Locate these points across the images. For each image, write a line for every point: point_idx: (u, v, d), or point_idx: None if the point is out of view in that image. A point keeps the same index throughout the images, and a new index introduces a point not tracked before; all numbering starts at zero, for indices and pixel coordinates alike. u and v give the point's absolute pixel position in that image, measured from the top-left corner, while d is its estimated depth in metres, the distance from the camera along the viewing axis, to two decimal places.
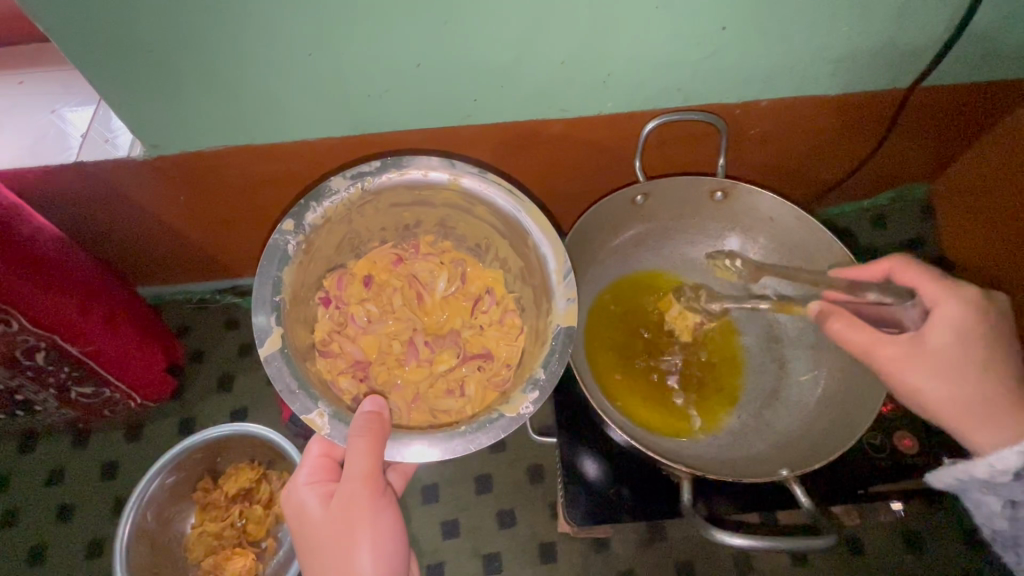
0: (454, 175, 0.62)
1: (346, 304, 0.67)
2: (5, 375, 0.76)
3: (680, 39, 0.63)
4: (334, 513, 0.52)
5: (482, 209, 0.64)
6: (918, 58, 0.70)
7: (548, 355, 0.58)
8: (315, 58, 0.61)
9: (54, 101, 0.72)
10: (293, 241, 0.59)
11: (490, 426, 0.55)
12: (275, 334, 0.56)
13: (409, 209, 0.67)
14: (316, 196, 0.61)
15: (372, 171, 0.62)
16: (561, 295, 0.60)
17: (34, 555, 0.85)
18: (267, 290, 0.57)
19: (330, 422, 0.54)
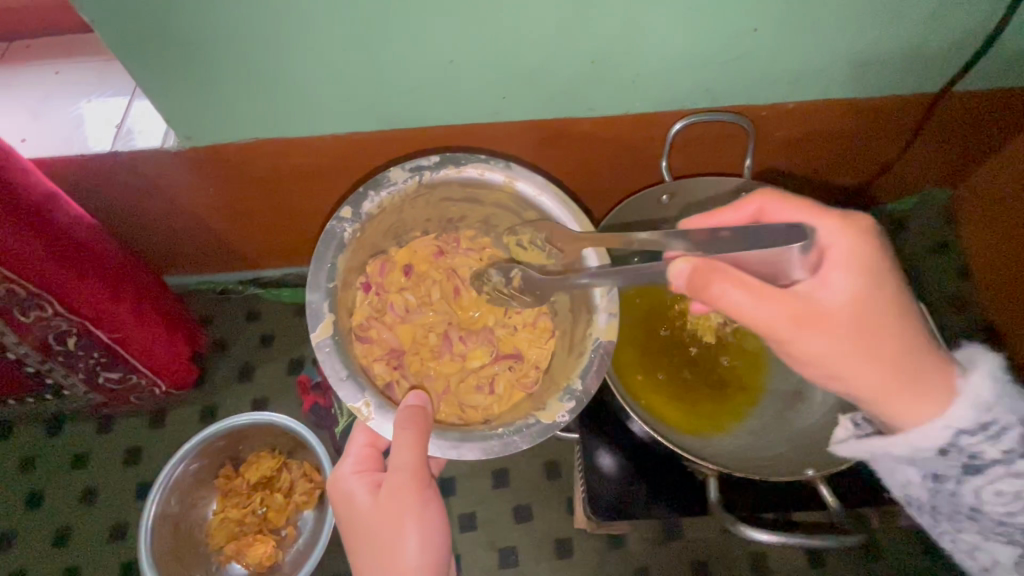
0: (510, 177, 0.61)
1: (385, 293, 0.65)
2: (35, 359, 0.78)
3: (711, 40, 0.63)
4: (382, 503, 0.53)
5: (531, 213, 0.63)
6: (948, 62, 0.70)
7: (585, 367, 0.59)
8: (350, 53, 0.62)
9: (90, 91, 0.74)
10: (350, 229, 0.58)
11: (527, 431, 0.56)
12: (327, 320, 0.56)
13: (457, 205, 0.66)
14: (376, 184, 0.60)
15: (430, 165, 0.61)
16: (603, 308, 0.60)
17: (59, 536, 0.87)
18: (322, 276, 0.57)
19: (376, 412, 0.54)
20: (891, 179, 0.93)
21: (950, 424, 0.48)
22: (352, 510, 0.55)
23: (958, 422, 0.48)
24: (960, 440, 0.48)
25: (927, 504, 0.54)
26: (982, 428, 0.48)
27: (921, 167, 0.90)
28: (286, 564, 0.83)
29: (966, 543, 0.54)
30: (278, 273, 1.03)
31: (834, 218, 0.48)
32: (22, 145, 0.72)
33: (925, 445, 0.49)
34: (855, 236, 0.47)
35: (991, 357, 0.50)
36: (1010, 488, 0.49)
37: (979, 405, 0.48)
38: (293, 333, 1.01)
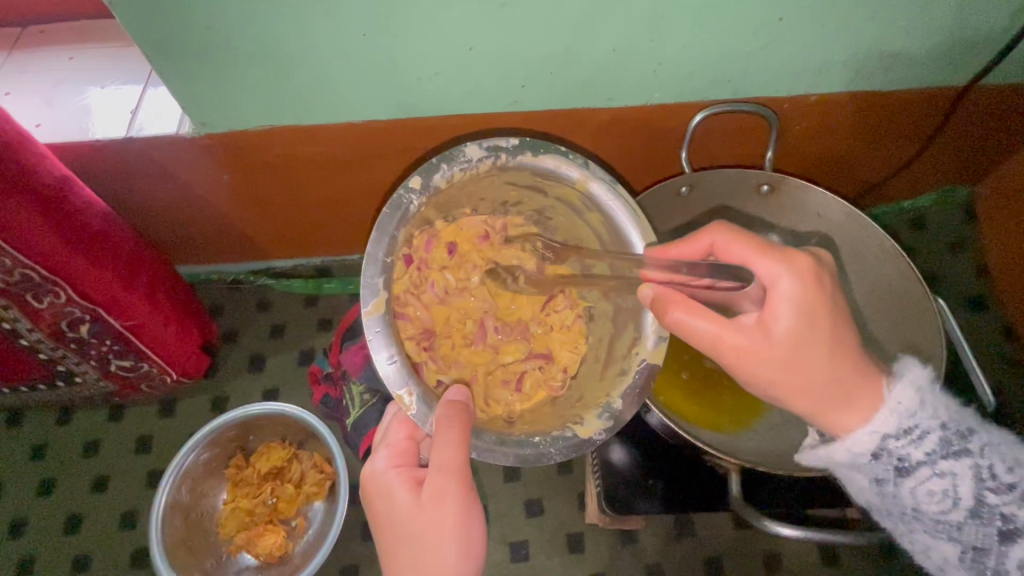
0: (586, 176, 0.55)
1: (428, 269, 0.58)
2: (47, 346, 0.78)
3: (735, 30, 0.62)
4: (422, 503, 0.50)
5: (596, 217, 0.58)
6: (974, 55, 0.69)
7: (626, 389, 0.57)
8: (369, 38, 0.61)
9: (104, 77, 0.73)
10: (417, 201, 0.53)
11: (562, 445, 0.55)
12: (380, 296, 0.51)
13: (518, 191, 0.60)
14: (449, 157, 0.54)
15: (509, 147, 0.55)
16: (653, 329, 0.57)
17: (70, 524, 0.87)
18: (380, 247, 0.52)
19: (417, 402, 0.52)
20: (910, 175, 0.91)
21: (877, 431, 0.50)
22: (388, 508, 0.52)
23: (882, 427, 0.50)
24: (888, 443, 0.51)
25: (879, 508, 0.55)
26: (906, 432, 0.50)
27: (942, 164, 0.89)
28: (296, 555, 0.82)
29: (921, 544, 0.54)
30: (289, 263, 1.03)
31: (776, 255, 0.49)
32: (37, 130, 0.72)
33: (855, 450, 0.51)
34: (800, 273, 0.48)
35: (920, 370, 0.52)
36: (939, 487, 0.50)
37: (900, 414, 0.50)
38: (303, 324, 1.01)
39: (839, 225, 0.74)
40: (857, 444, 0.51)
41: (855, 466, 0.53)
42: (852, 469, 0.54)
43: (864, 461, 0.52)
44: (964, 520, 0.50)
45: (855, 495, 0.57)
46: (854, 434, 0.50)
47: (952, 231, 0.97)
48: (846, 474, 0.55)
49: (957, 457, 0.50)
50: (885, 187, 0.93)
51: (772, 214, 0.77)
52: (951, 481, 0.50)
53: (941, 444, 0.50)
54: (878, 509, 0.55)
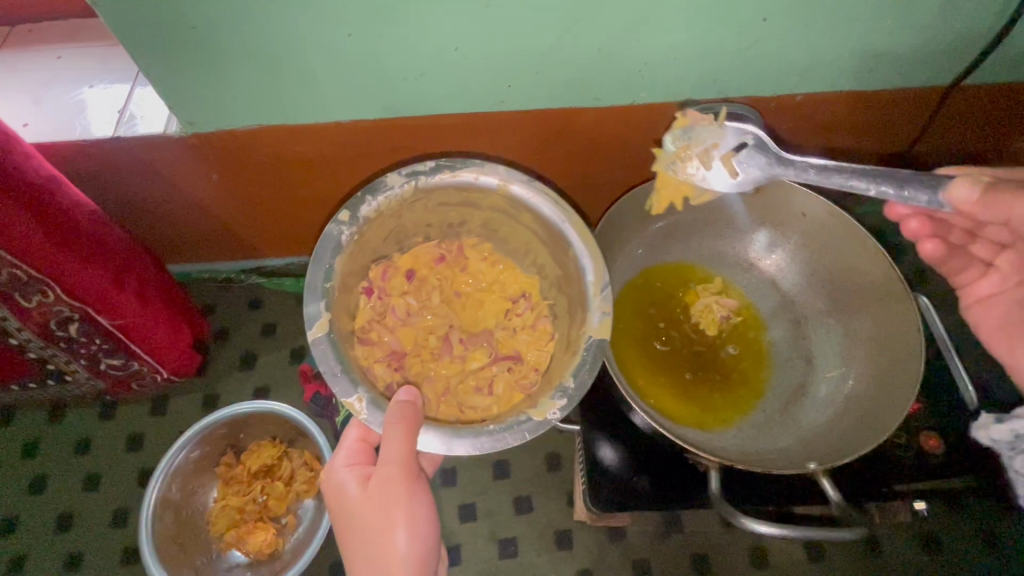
0: (505, 181, 0.64)
1: (387, 296, 0.68)
2: (38, 345, 0.78)
3: (719, 30, 0.63)
4: (371, 494, 0.53)
5: (527, 216, 0.66)
6: (959, 55, 0.69)
7: (579, 365, 0.60)
8: (355, 39, 0.61)
9: (92, 77, 0.73)
10: (348, 232, 0.62)
11: (518, 428, 0.57)
12: (323, 319, 0.58)
13: (455, 210, 0.69)
14: (372, 189, 0.63)
15: (426, 171, 0.64)
16: (595, 307, 0.62)
17: (61, 522, 0.87)
18: (319, 277, 0.60)
19: (367, 407, 0.56)
20: None
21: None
22: (342, 501, 0.55)
23: None
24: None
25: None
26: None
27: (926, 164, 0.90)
28: (287, 552, 0.83)
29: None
30: (281, 262, 1.03)
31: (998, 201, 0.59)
32: (25, 129, 0.72)
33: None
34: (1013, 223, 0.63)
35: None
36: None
37: None
38: (296, 323, 1.01)
39: (822, 225, 0.74)
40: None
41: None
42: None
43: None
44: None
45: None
46: None
47: None
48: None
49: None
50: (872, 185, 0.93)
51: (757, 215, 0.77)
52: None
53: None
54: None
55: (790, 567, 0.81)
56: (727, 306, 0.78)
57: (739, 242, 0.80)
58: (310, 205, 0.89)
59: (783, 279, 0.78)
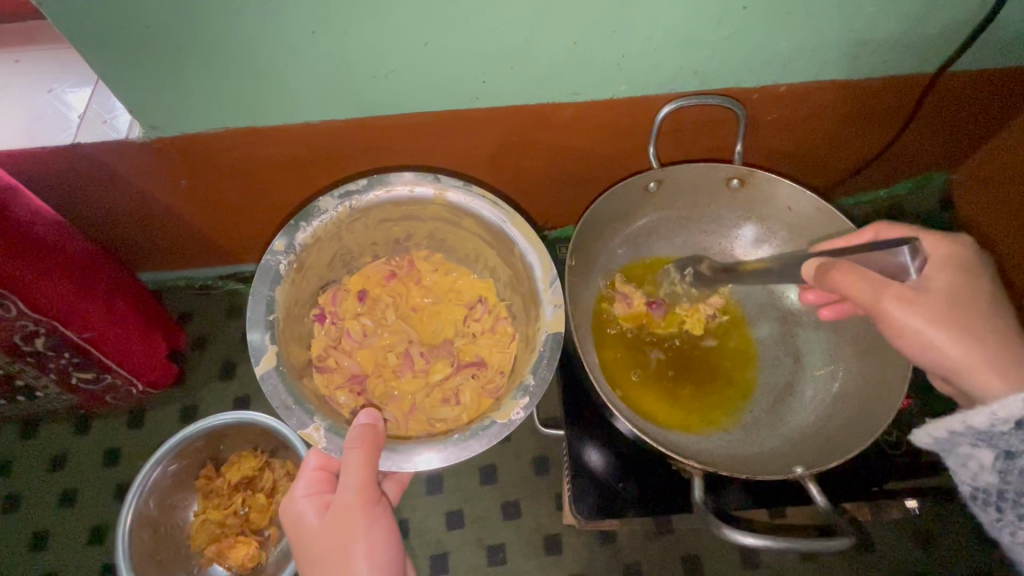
0: (440, 189, 0.64)
1: (341, 319, 0.68)
2: (5, 361, 0.75)
3: (697, 20, 0.60)
4: (331, 523, 0.52)
5: (469, 221, 0.66)
6: (947, 40, 0.67)
7: (537, 362, 0.59)
8: (319, 36, 0.59)
9: (51, 81, 0.70)
10: (285, 261, 0.60)
11: (482, 435, 0.55)
12: (269, 352, 0.57)
13: (399, 224, 0.69)
14: (306, 216, 0.61)
15: (358, 189, 0.63)
16: (548, 302, 0.61)
17: (37, 540, 0.85)
18: (260, 309, 0.58)
19: (325, 435, 0.55)
20: (887, 163, 0.90)
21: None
22: (299, 534, 0.53)
23: None
24: None
25: (994, 490, 0.53)
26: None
27: (912, 154, 0.88)
28: (270, 565, 0.81)
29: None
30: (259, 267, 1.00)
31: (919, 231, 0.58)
32: None
33: (999, 415, 0.50)
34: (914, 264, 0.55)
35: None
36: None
37: None
38: None
39: (809, 218, 0.72)
40: (1005, 409, 0.49)
41: (986, 436, 0.51)
42: (980, 442, 0.52)
43: (1001, 429, 0.50)
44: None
45: (968, 478, 0.54)
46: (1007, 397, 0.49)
47: (929, 220, 0.95)
48: (973, 450, 0.53)
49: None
50: (861, 174, 0.92)
51: (741, 210, 0.76)
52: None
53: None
54: (997, 495, 0.52)
55: (784, 567, 0.80)
56: (712, 304, 0.77)
57: (723, 239, 0.78)
58: (286, 209, 0.86)
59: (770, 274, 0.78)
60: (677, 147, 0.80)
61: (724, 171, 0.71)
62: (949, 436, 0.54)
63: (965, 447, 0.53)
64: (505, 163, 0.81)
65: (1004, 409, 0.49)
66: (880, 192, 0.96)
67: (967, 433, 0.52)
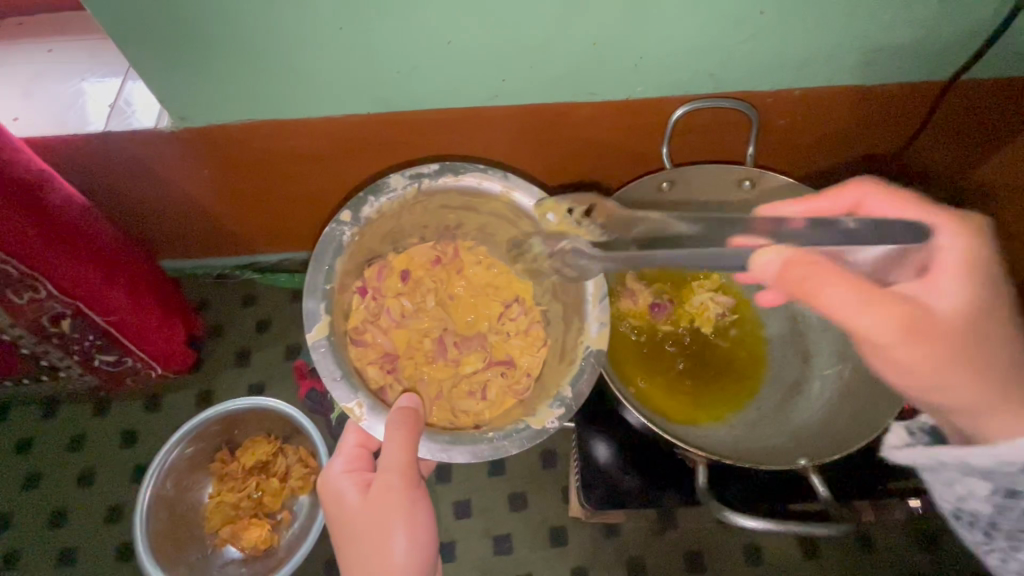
0: (508, 188, 0.63)
1: (382, 296, 0.67)
2: (31, 342, 0.78)
3: (714, 24, 0.62)
4: (372, 502, 0.54)
5: (525, 224, 0.64)
6: (960, 48, 0.68)
7: (576, 376, 0.61)
8: (346, 32, 0.60)
9: (83, 71, 0.73)
10: (349, 232, 0.61)
11: (515, 437, 0.58)
12: (323, 321, 0.58)
13: (455, 212, 0.67)
14: (376, 190, 0.62)
15: (430, 173, 0.63)
16: (595, 318, 0.62)
17: (55, 518, 0.87)
18: (319, 278, 0.59)
19: (368, 412, 0.57)
20: (898, 169, 0.91)
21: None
22: (341, 508, 0.56)
23: None
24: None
25: (982, 517, 0.54)
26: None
27: (924, 160, 0.89)
28: (281, 548, 0.83)
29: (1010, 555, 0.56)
30: (275, 258, 1.02)
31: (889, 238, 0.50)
32: (14, 124, 0.72)
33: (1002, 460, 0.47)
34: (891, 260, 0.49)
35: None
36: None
37: None
38: (291, 319, 1.01)
39: None
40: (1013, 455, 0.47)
41: (983, 473, 0.50)
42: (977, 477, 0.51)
43: (1003, 471, 0.49)
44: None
45: (955, 499, 0.56)
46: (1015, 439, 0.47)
47: None
48: (963, 479, 0.53)
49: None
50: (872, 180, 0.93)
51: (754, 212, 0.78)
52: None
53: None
54: (983, 519, 0.54)
55: (786, 565, 0.81)
56: (722, 303, 0.79)
57: None
58: (303, 201, 0.88)
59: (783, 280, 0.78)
60: (697, 145, 0.81)
61: (738, 171, 0.73)
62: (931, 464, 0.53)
63: (957, 476, 0.52)
64: (524, 159, 0.82)
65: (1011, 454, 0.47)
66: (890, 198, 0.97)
67: (960, 468, 0.51)
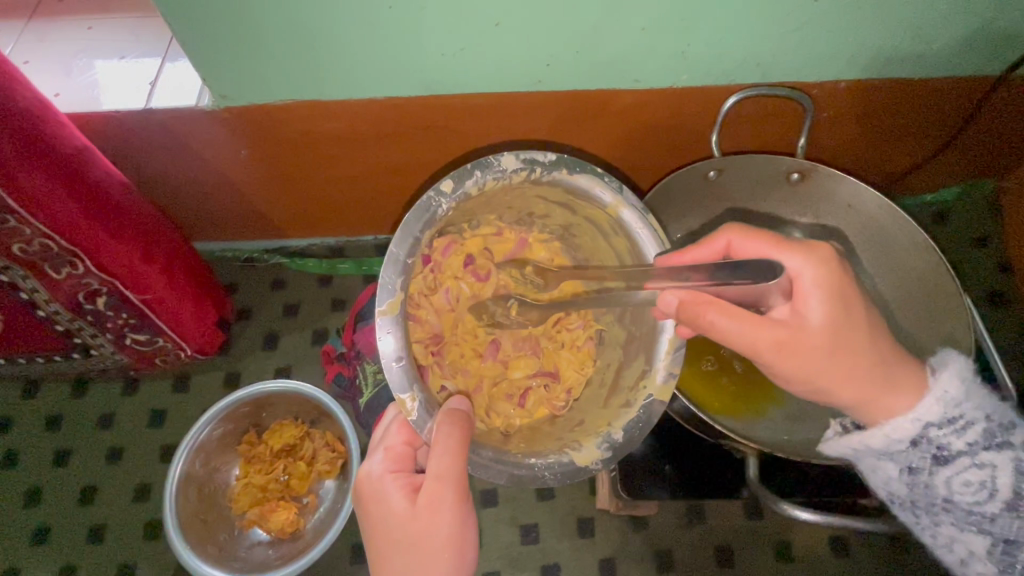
0: (619, 202, 0.57)
1: (441, 274, 0.62)
2: (66, 318, 0.78)
3: (768, 11, 0.61)
4: (418, 510, 0.50)
5: (622, 240, 0.60)
6: (1014, 40, 0.67)
7: (631, 421, 0.58)
8: (395, 11, 0.60)
9: (124, 49, 0.73)
10: (447, 205, 0.53)
11: (558, 470, 0.55)
12: (395, 298, 0.51)
13: (547, 204, 0.62)
14: (484, 164, 0.54)
15: (544, 162, 0.55)
16: (664, 367, 0.58)
17: (84, 495, 0.88)
18: (403, 249, 0.51)
19: (419, 408, 0.52)
20: (939, 166, 0.90)
21: (920, 417, 0.52)
22: (381, 511, 0.52)
23: (925, 415, 0.52)
24: (929, 431, 0.52)
25: (906, 500, 0.56)
26: (950, 421, 0.52)
27: (965, 159, 0.88)
28: (308, 531, 0.83)
29: (945, 538, 0.55)
30: (303, 242, 1.02)
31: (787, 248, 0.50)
32: (56, 99, 0.72)
33: (895, 435, 0.53)
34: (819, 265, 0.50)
35: (961, 362, 0.55)
36: (976, 478, 0.51)
37: (946, 402, 0.52)
38: (318, 303, 1.01)
39: (869, 218, 0.74)
40: (899, 430, 0.53)
41: (888, 453, 0.55)
42: (886, 457, 0.55)
43: (901, 447, 0.54)
44: (998, 512, 0.51)
45: (881, 486, 0.57)
46: (896, 419, 0.53)
47: (976, 226, 0.95)
48: (878, 462, 0.56)
49: (998, 449, 0.51)
50: (912, 177, 0.91)
51: (801, 207, 0.76)
52: (990, 473, 0.51)
53: (984, 434, 0.51)
54: (907, 505, 0.56)
55: (816, 563, 0.80)
56: None
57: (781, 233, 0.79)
58: (338, 184, 0.88)
59: None
60: (747, 137, 0.81)
61: (788, 163, 0.72)
62: (852, 451, 0.57)
63: (871, 459, 0.56)
64: (563, 146, 0.81)
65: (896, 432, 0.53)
66: (926, 196, 0.96)
67: (869, 450, 0.56)
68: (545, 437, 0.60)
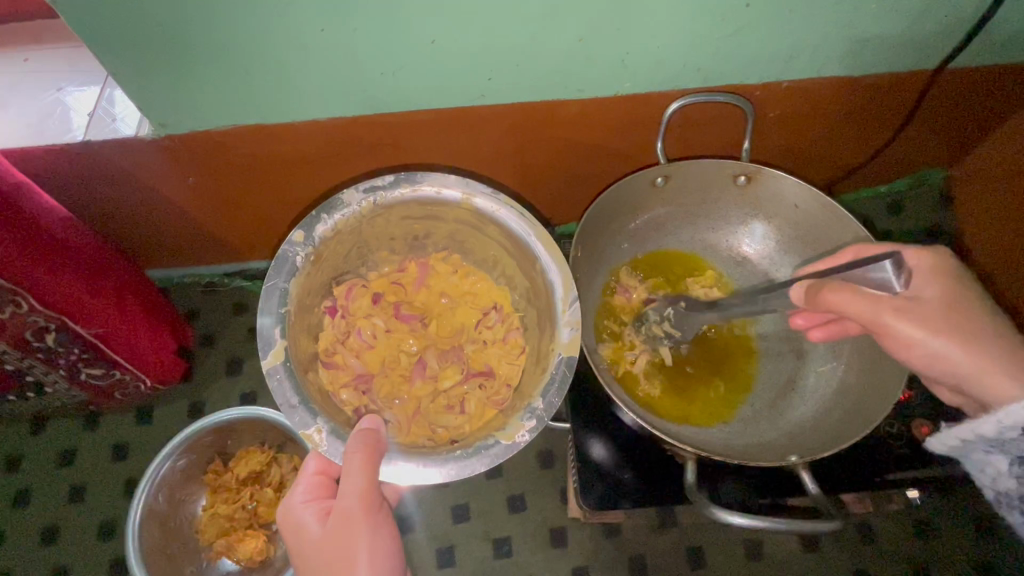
0: (468, 195, 0.62)
1: (352, 316, 0.67)
2: (15, 357, 0.76)
3: (701, 18, 0.61)
4: (331, 530, 0.53)
5: (492, 228, 0.65)
6: (949, 36, 0.68)
7: (547, 384, 0.58)
8: (327, 34, 0.59)
9: (60, 79, 0.71)
10: (303, 253, 0.59)
11: (484, 453, 0.55)
12: (278, 346, 0.56)
13: (420, 224, 0.67)
14: (328, 208, 0.61)
15: (384, 185, 0.62)
16: (565, 323, 0.60)
17: (46, 536, 0.86)
18: (274, 300, 0.57)
19: (327, 438, 0.55)
20: (889, 159, 0.91)
21: None
22: (300, 540, 0.55)
23: None
24: None
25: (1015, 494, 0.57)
26: None
27: (911, 152, 0.90)
28: (277, 558, 0.82)
29: None
30: (264, 265, 1.01)
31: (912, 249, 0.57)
32: None
33: (1004, 424, 0.53)
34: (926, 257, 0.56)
35: None
36: None
37: None
38: None
39: (813, 215, 0.75)
40: (1009, 418, 0.52)
41: (998, 443, 0.55)
42: (993, 448, 0.56)
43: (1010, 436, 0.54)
44: None
45: (989, 483, 0.59)
46: (1008, 407, 0.52)
47: (929, 214, 0.96)
48: (987, 456, 0.57)
49: None
50: (862, 171, 0.93)
51: (749, 206, 0.79)
52: None
53: None
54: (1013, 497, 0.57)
55: (786, 559, 0.81)
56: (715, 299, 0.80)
57: (732, 233, 0.81)
58: (295, 207, 0.87)
59: (773, 269, 0.80)
60: (697, 142, 0.82)
61: (733, 167, 0.73)
62: (960, 444, 0.59)
63: (980, 453, 0.58)
64: (513, 158, 0.81)
65: (1008, 419, 0.52)
66: (880, 189, 0.97)
67: (978, 440, 0.56)
68: (493, 416, 0.61)
